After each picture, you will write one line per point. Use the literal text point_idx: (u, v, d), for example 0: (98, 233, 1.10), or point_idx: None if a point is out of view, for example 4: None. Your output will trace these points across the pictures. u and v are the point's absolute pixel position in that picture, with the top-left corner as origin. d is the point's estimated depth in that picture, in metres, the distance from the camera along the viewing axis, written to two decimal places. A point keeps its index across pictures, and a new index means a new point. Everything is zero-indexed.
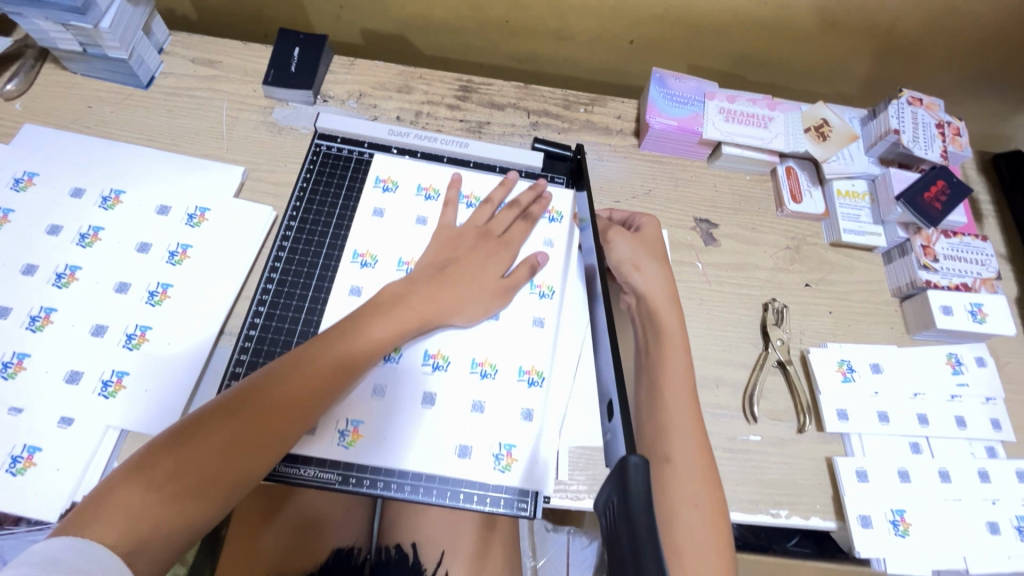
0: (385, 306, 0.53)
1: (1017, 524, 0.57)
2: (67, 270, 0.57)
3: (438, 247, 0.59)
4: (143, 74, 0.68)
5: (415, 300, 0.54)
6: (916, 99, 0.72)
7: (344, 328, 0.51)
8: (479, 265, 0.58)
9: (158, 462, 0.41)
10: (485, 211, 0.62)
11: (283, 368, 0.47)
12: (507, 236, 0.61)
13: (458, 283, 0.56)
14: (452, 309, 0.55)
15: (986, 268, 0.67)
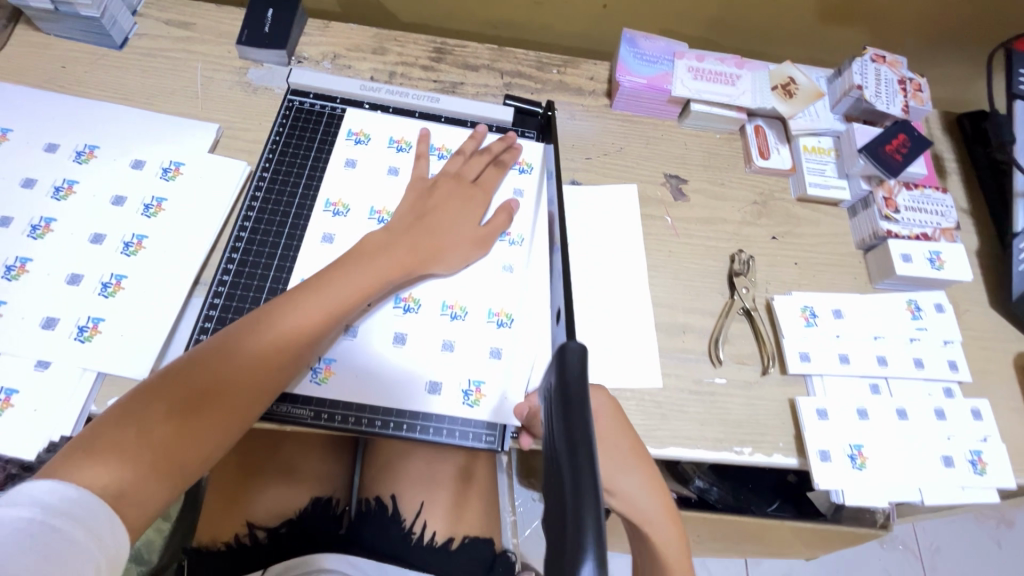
0: (365, 255, 0.54)
1: (971, 459, 0.60)
2: (42, 221, 0.57)
3: (412, 198, 0.60)
4: (116, 34, 0.69)
5: (395, 250, 0.55)
6: (879, 56, 0.74)
7: (325, 278, 0.52)
8: (455, 213, 0.59)
9: (146, 415, 0.42)
10: (457, 161, 0.64)
11: (266, 318, 0.49)
12: (482, 179, 0.63)
13: (438, 233, 0.58)
14: (431, 258, 0.57)
15: (946, 218, 0.69)
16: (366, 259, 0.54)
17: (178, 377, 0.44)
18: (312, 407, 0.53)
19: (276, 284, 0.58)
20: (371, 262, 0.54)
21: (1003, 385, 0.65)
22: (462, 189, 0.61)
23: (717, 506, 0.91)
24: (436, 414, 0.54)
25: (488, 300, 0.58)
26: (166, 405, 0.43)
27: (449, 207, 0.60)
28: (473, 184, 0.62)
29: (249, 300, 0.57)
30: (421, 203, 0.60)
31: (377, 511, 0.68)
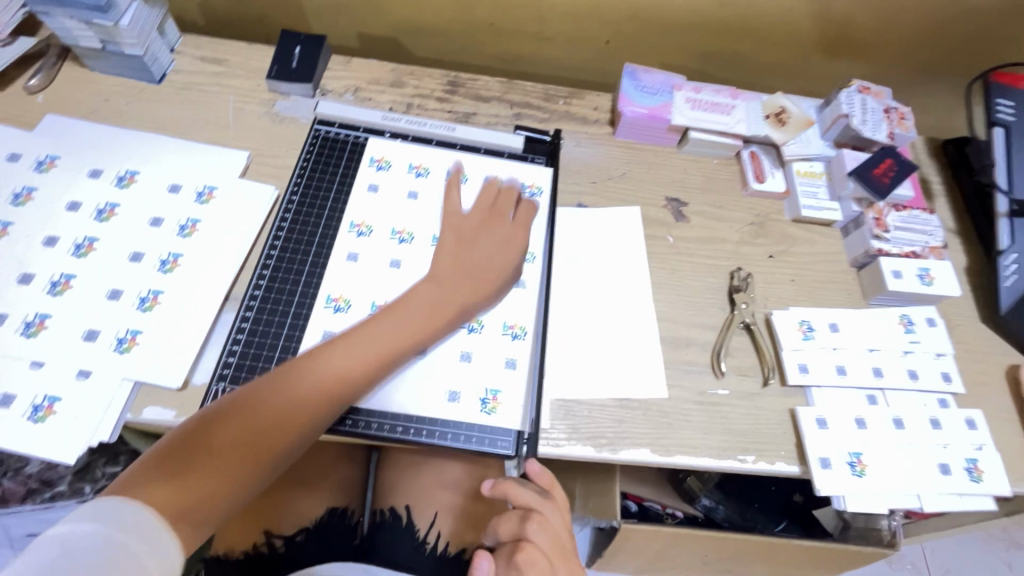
0: (416, 295, 0.57)
1: (967, 466, 0.62)
2: (85, 241, 0.61)
3: (447, 232, 0.61)
4: (156, 70, 0.74)
5: (447, 287, 0.58)
6: (865, 87, 0.79)
7: (381, 316, 0.55)
8: (495, 243, 0.61)
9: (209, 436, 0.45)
10: (482, 192, 0.65)
11: (320, 354, 0.51)
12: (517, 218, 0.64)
13: (479, 275, 0.60)
14: (479, 293, 0.59)
15: (933, 238, 0.73)
16: (419, 300, 0.57)
17: (238, 410, 0.47)
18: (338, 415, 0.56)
19: (304, 299, 0.61)
20: (423, 303, 0.56)
21: (995, 395, 0.68)
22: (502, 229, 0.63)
23: (725, 524, 0.93)
24: (453, 421, 0.57)
25: (503, 314, 0.63)
26: (224, 435, 0.45)
27: (490, 238, 0.61)
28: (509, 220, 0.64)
29: (278, 314, 0.61)
30: (461, 238, 0.61)
31: (391, 521, 0.70)
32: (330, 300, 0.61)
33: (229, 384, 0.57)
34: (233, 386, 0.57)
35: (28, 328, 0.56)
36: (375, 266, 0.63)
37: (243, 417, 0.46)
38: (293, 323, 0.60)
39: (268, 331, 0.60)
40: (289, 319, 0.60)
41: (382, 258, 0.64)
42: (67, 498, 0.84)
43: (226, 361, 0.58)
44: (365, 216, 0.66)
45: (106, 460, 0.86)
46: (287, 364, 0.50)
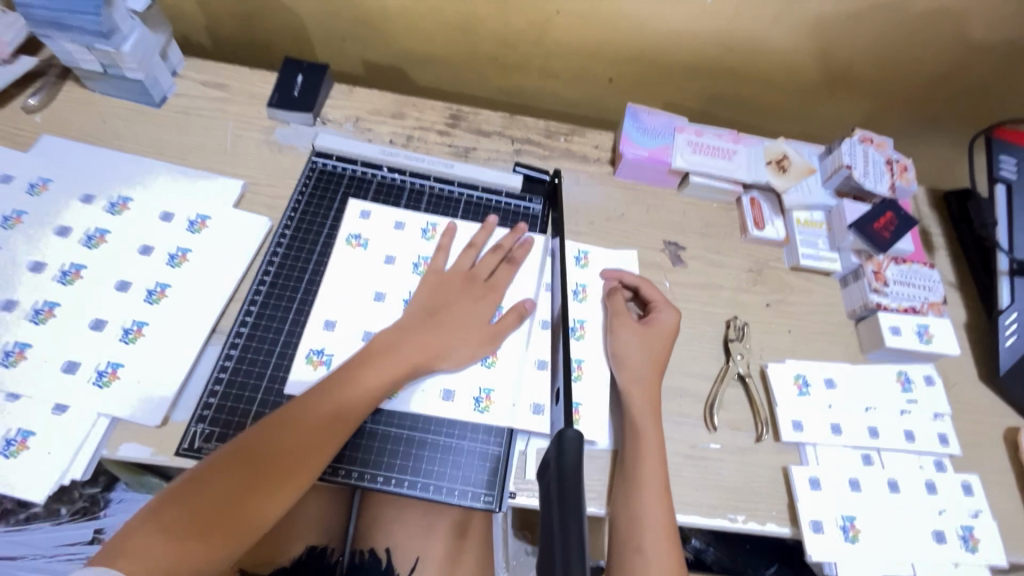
0: (372, 355, 0.57)
1: (962, 534, 0.60)
2: (72, 268, 0.61)
3: (426, 291, 0.63)
4: (157, 94, 0.74)
5: (403, 350, 0.57)
6: (867, 138, 0.78)
7: (338, 377, 0.55)
8: (464, 313, 0.62)
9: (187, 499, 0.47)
10: (468, 255, 0.66)
11: (292, 411, 0.53)
12: (494, 278, 0.65)
13: (449, 327, 0.60)
14: (437, 356, 0.58)
15: (934, 293, 0.72)
16: (375, 357, 0.57)
17: (205, 474, 0.48)
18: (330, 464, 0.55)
19: (291, 338, 0.60)
20: (380, 360, 0.56)
21: (993, 458, 0.67)
22: (474, 289, 0.64)
23: (713, 568, 0.90)
24: (438, 473, 0.57)
25: (479, 380, 0.60)
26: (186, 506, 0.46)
27: (459, 306, 0.62)
28: (484, 282, 0.65)
29: (263, 353, 0.59)
30: (434, 299, 0.62)
31: (371, 563, 0.68)
32: (311, 354, 0.59)
33: (209, 426, 0.55)
34: (212, 428, 0.55)
35: (7, 358, 0.55)
36: (358, 316, 0.62)
37: (205, 480, 0.48)
38: (278, 363, 0.59)
39: (252, 370, 0.58)
40: (274, 359, 0.59)
41: (360, 310, 0.62)
42: (41, 520, 0.82)
43: (207, 401, 0.56)
44: (349, 271, 0.64)
45: (84, 481, 0.87)
46: (262, 422, 0.52)
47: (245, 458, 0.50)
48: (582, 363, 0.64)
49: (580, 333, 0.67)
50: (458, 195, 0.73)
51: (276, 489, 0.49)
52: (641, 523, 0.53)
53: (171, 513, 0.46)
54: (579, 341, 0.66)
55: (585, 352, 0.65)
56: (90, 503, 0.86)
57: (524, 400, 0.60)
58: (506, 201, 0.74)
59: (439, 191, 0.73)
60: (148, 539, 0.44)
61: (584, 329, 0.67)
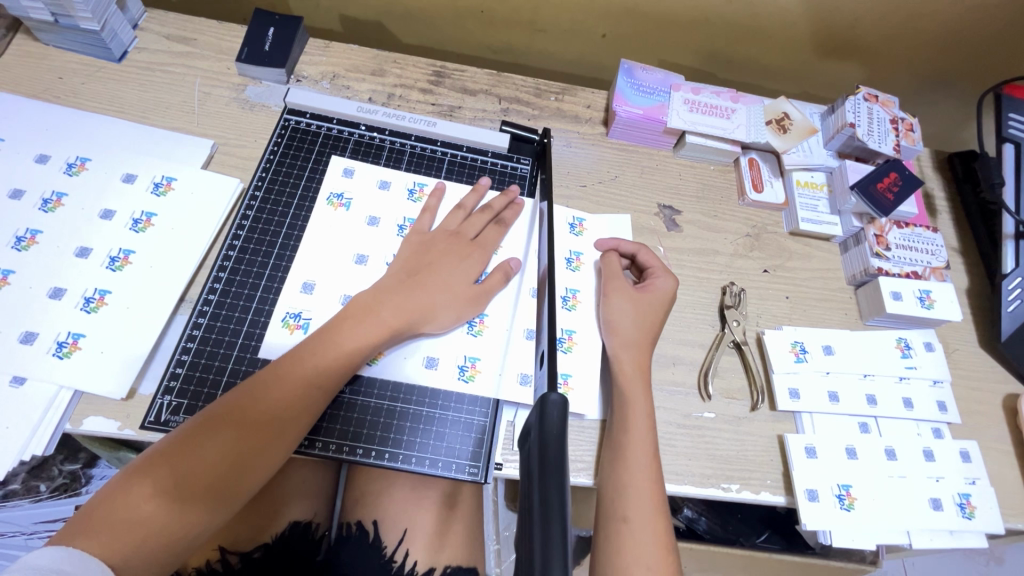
0: (351, 320, 0.53)
1: (960, 501, 0.59)
2: (27, 233, 0.57)
3: (408, 253, 0.59)
4: (116, 47, 0.69)
5: (383, 312, 0.54)
6: (872, 95, 0.75)
7: (315, 343, 0.52)
8: (449, 273, 0.58)
9: (159, 469, 0.44)
10: (457, 216, 0.63)
11: (266, 381, 0.49)
12: (481, 239, 0.62)
13: (434, 289, 0.57)
14: (421, 319, 0.55)
15: (937, 258, 0.69)
16: (355, 321, 0.53)
17: (175, 450, 0.45)
18: (307, 436, 0.53)
19: (263, 305, 0.57)
20: (360, 325, 0.53)
21: (991, 425, 0.65)
22: (460, 248, 0.61)
23: (706, 536, 0.89)
24: (420, 445, 0.54)
25: (465, 348, 0.58)
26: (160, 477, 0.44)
27: (443, 266, 0.58)
28: (471, 241, 0.61)
29: (234, 321, 0.56)
30: (416, 260, 0.59)
31: (358, 536, 0.67)
32: (288, 317, 0.56)
33: (176, 399, 0.52)
34: (180, 400, 0.52)
35: None
36: (338, 279, 0.59)
37: (175, 455, 0.45)
38: (250, 331, 0.56)
39: (222, 339, 0.55)
40: (246, 328, 0.56)
41: (339, 274, 0.59)
42: (18, 499, 0.78)
43: (174, 371, 0.53)
44: (328, 233, 0.61)
45: (64, 457, 0.82)
46: (233, 393, 0.49)
47: (217, 432, 0.46)
48: (574, 334, 0.62)
49: (572, 303, 0.64)
50: (441, 155, 0.69)
51: (254, 462, 0.47)
52: (627, 492, 0.51)
53: (140, 492, 0.43)
54: (571, 311, 0.63)
55: (576, 320, 0.63)
56: (70, 480, 0.84)
57: (510, 368, 0.57)
58: (492, 163, 0.70)
59: (420, 151, 0.69)
60: (114, 520, 0.41)
61: (576, 299, 0.64)
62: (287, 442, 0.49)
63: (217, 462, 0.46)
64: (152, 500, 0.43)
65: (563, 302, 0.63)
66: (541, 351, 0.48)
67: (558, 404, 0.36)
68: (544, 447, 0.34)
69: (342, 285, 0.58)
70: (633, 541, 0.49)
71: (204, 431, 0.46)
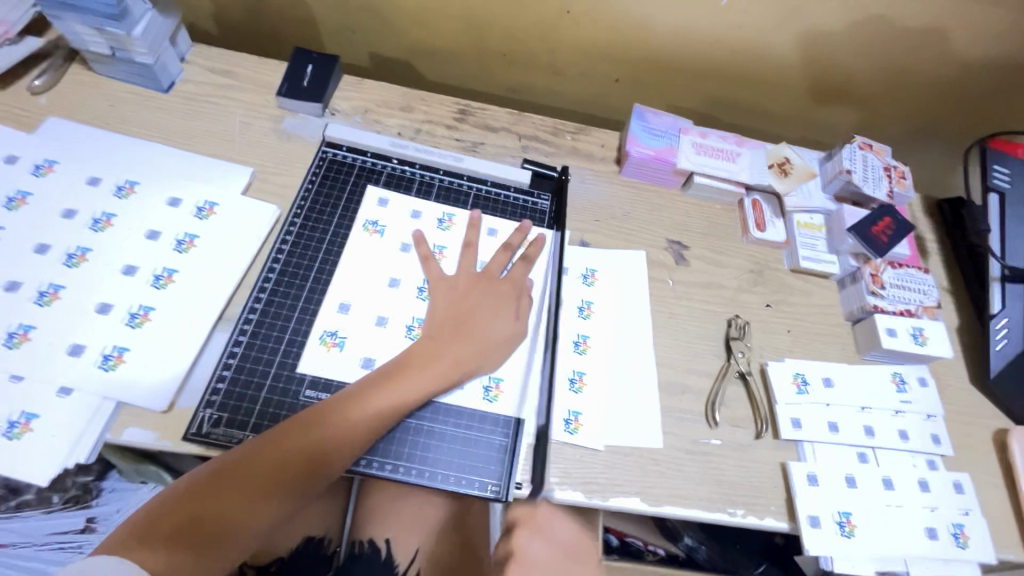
0: (405, 369, 0.56)
1: (953, 531, 0.62)
2: (78, 251, 0.60)
3: (445, 304, 0.62)
4: (165, 79, 0.74)
5: (438, 360, 0.58)
6: (866, 144, 0.80)
7: (367, 385, 0.55)
8: (490, 316, 0.62)
9: (202, 496, 0.47)
10: (469, 256, 0.66)
11: (310, 420, 0.52)
12: (510, 277, 0.66)
13: (479, 334, 0.61)
14: (476, 365, 0.60)
15: (929, 297, 0.73)
16: (411, 368, 0.57)
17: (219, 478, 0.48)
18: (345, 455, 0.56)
19: (301, 327, 0.60)
20: (416, 375, 0.56)
21: (983, 459, 0.68)
22: (492, 290, 0.64)
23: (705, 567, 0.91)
24: (444, 463, 0.57)
25: (489, 369, 0.62)
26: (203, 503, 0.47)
27: (483, 311, 0.62)
28: (501, 282, 0.65)
29: (273, 338, 0.59)
30: (456, 306, 0.62)
31: (371, 554, 0.68)
32: (326, 336, 0.60)
33: (216, 412, 0.55)
34: (220, 413, 0.55)
35: (11, 339, 0.54)
36: (373, 300, 0.63)
37: (223, 480, 0.48)
38: (288, 351, 0.59)
39: (261, 356, 0.58)
40: (284, 346, 0.59)
41: (374, 296, 0.63)
42: (31, 507, 0.79)
43: (215, 385, 0.56)
44: (365, 257, 0.65)
45: (78, 469, 0.84)
46: (284, 424, 0.52)
47: (262, 461, 0.50)
48: (585, 374, 0.64)
49: (583, 347, 0.66)
50: (467, 188, 0.73)
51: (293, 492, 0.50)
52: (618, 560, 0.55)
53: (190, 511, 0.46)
54: (585, 319, 0.69)
55: (587, 363, 0.65)
56: (82, 492, 0.85)
57: (527, 399, 0.62)
58: (514, 196, 0.74)
59: (447, 184, 0.73)
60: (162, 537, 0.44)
61: (591, 309, 0.69)
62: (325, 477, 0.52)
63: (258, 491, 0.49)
64: (205, 520, 0.46)
65: (574, 346, 0.66)
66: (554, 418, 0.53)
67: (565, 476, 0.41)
68: None
69: (373, 306, 0.62)
70: None
71: (254, 461, 0.49)
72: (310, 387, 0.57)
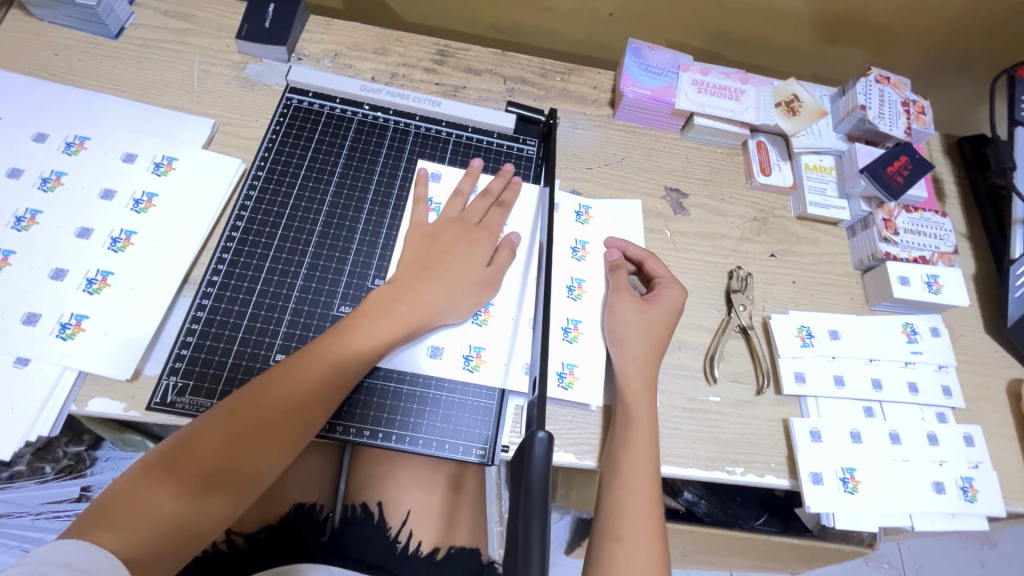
0: (369, 316, 0.53)
1: (962, 484, 0.59)
2: (27, 213, 0.56)
3: (417, 248, 0.58)
4: (113, 23, 0.67)
5: (402, 307, 0.54)
6: (883, 77, 0.73)
7: (332, 334, 0.51)
8: (462, 262, 0.58)
9: (171, 466, 0.43)
10: (456, 203, 0.62)
11: (278, 375, 0.49)
12: (486, 223, 0.61)
13: (449, 281, 0.56)
14: (439, 313, 0.55)
15: (945, 243, 0.69)
16: (373, 319, 0.53)
17: (187, 446, 0.44)
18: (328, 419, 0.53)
19: (268, 286, 0.57)
20: (379, 320, 0.53)
21: (997, 410, 0.65)
22: (467, 235, 0.60)
23: (705, 519, 0.88)
24: (426, 427, 0.54)
25: (470, 337, 0.58)
26: (173, 473, 0.43)
27: (455, 257, 0.58)
28: (478, 229, 0.60)
29: (239, 302, 0.55)
30: (426, 253, 0.58)
31: (363, 518, 0.66)
32: (298, 296, 0.57)
33: (182, 380, 0.52)
34: (185, 382, 0.52)
35: None
36: (346, 257, 0.59)
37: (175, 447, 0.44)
38: (255, 314, 0.55)
39: (227, 321, 0.55)
40: (251, 309, 0.55)
41: (348, 251, 0.59)
42: (25, 478, 0.80)
43: (179, 353, 0.53)
44: (336, 212, 0.61)
45: (68, 438, 0.84)
46: (252, 383, 0.49)
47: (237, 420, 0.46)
48: (579, 323, 0.61)
49: (577, 292, 0.63)
50: (446, 136, 0.68)
51: (273, 449, 0.47)
52: (624, 473, 0.52)
53: (164, 484, 0.42)
54: (580, 261, 0.65)
55: (582, 310, 0.62)
56: (75, 462, 0.84)
57: (515, 358, 0.57)
58: (497, 143, 0.69)
59: (425, 131, 0.67)
60: (139, 513, 0.41)
61: (586, 249, 0.65)
62: (308, 433, 0.49)
63: (239, 454, 0.45)
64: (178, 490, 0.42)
65: (568, 292, 0.62)
66: (535, 377, 0.49)
67: (543, 444, 0.38)
68: (530, 489, 0.36)
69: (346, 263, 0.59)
70: (629, 508, 0.51)
71: (223, 423, 0.46)
72: (280, 351, 0.54)
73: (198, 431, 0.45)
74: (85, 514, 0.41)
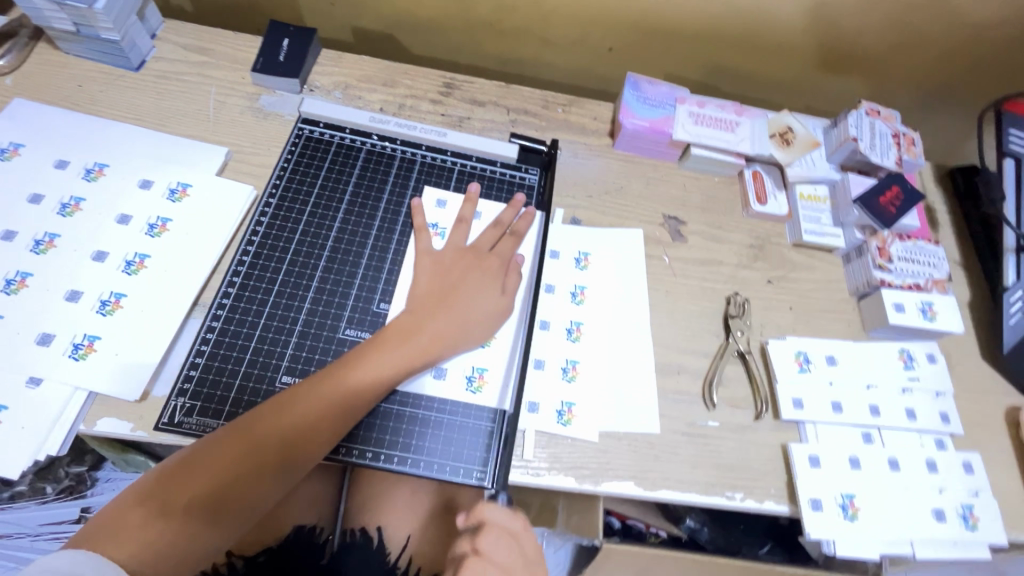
0: (382, 344, 0.54)
1: (962, 512, 0.59)
2: (46, 237, 0.58)
3: (426, 274, 0.60)
4: (135, 57, 0.71)
5: (416, 334, 0.55)
6: (873, 110, 0.76)
7: (347, 360, 0.53)
8: (470, 288, 0.59)
9: (183, 482, 0.45)
10: (461, 230, 0.64)
11: (293, 399, 0.50)
12: (495, 250, 0.63)
13: (458, 308, 0.58)
14: (451, 338, 0.57)
15: (938, 270, 0.70)
16: (387, 347, 0.54)
17: (198, 462, 0.46)
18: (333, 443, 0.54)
19: (277, 310, 0.58)
20: (393, 349, 0.54)
21: (996, 438, 0.65)
22: (475, 261, 0.62)
23: (708, 546, 0.89)
24: (428, 450, 0.55)
25: (474, 359, 0.59)
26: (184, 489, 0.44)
27: (465, 284, 0.60)
28: (485, 254, 0.63)
29: (247, 324, 0.57)
30: (437, 280, 0.60)
31: (363, 543, 0.67)
32: (308, 319, 0.58)
33: (189, 401, 0.53)
34: (193, 402, 0.53)
35: None
36: (358, 282, 0.61)
37: (189, 462, 0.45)
38: (263, 336, 0.57)
39: (235, 343, 0.56)
40: (259, 332, 0.57)
41: (360, 277, 0.61)
42: (26, 498, 0.79)
43: (187, 374, 0.54)
44: (347, 237, 0.63)
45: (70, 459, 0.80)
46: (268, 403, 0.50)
47: (249, 442, 0.47)
48: (577, 363, 0.62)
49: (576, 335, 0.63)
50: (451, 165, 0.70)
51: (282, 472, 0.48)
52: None
53: (177, 498, 0.44)
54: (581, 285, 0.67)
55: (584, 313, 0.65)
56: (76, 483, 0.82)
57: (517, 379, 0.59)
58: (501, 172, 0.71)
59: (431, 161, 0.70)
60: (149, 524, 0.42)
61: (588, 260, 0.68)
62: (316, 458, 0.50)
63: (249, 475, 0.47)
64: (188, 506, 0.44)
65: (567, 333, 0.63)
66: None
67: None
68: None
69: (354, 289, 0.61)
70: None
71: (236, 443, 0.47)
72: (286, 374, 0.55)
73: (210, 448, 0.46)
74: (95, 522, 0.42)
